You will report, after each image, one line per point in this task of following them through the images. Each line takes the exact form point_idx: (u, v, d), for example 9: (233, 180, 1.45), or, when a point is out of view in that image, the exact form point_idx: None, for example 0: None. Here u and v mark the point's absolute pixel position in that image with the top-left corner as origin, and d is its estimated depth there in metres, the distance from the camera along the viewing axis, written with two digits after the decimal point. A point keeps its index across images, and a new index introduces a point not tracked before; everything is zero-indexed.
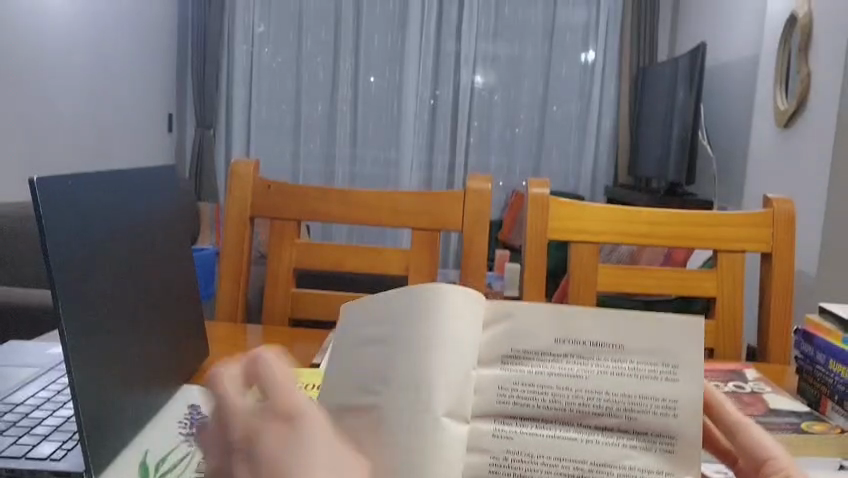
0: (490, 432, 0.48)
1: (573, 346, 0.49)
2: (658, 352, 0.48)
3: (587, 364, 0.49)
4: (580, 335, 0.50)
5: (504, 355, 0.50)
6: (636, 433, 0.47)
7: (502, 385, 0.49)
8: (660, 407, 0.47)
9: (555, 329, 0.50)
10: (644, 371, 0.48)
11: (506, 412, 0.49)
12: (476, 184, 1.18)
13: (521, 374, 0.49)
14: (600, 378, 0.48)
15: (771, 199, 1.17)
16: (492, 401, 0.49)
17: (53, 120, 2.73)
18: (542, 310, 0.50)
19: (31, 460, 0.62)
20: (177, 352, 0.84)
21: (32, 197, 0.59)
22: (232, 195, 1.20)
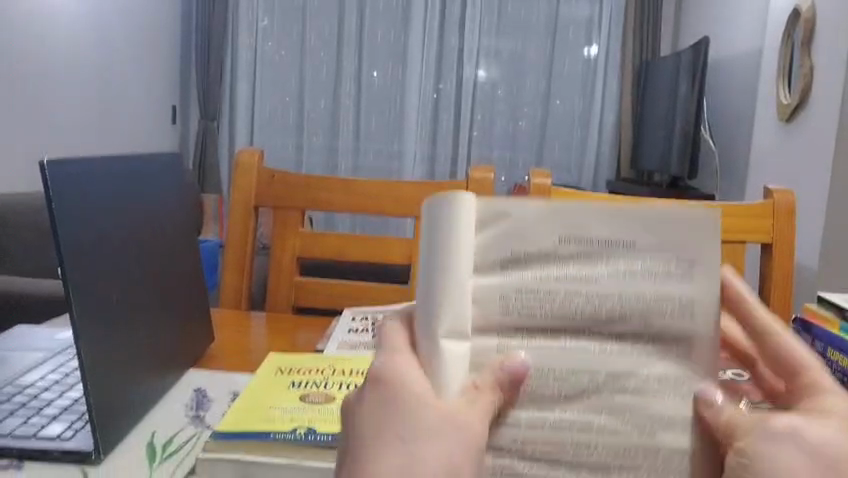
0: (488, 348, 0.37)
1: (583, 241, 0.36)
2: (684, 246, 0.36)
3: (600, 264, 0.36)
4: (590, 227, 0.36)
5: (501, 259, 0.36)
6: (660, 342, 0.36)
7: (503, 295, 0.36)
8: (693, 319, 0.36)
9: (559, 225, 0.36)
10: (667, 271, 0.36)
11: (506, 327, 0.37)
12: (479, 174, 1.19)
13: (519, 279, 0.36)
14: (620, 282, 0.36)
15: (771, 191, 1.18)
16: (484, 311, 0.36)
17: (57, 112, 2.74)
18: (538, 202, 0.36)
19: (41, 439, 0.63)
20: (182, 338, 0.85)
21: (43, 181, 0.60)
22: (236, 184, 1.21)
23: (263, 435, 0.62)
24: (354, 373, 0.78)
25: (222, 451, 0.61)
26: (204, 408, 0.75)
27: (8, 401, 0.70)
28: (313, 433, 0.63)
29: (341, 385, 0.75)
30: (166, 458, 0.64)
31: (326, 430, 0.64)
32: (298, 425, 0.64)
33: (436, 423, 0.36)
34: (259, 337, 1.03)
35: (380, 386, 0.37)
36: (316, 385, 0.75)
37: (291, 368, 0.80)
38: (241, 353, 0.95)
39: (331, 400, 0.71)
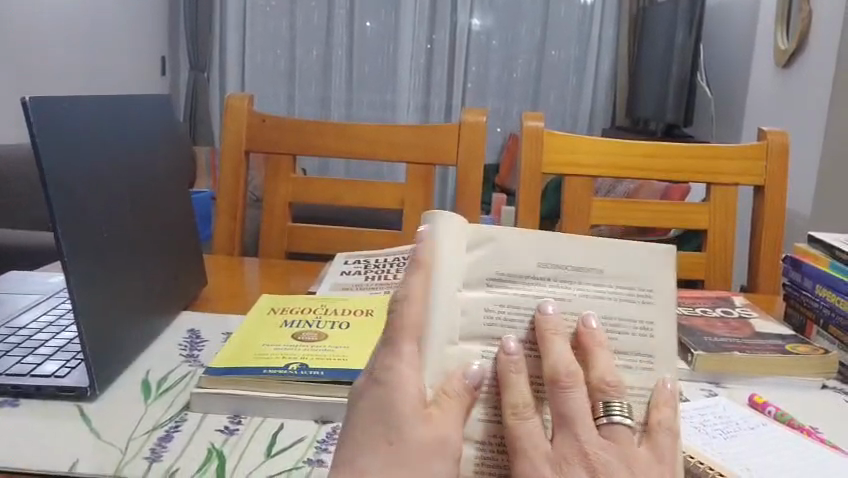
0: (476, 353, 0.46)
1: (556, 267, 0.48)
2: (641, 276, 0.49)
3: (571, 287, 0.48)
4: (564, 257, 0.48)
5: (487, 277, 0.47)
6: (621, 355, 0.48)
7: (485, 307, 0.46)
8: (638, 329, 0.48)
9: (538, 252, 0.48)
10: (627, 294, 0.49)
11: (490, 335, 0.47)
12: (471, 118, 1.18)
13: (503, 295, 0.47)
14: (584, 300, 0.48)
15: (765, 132, 1.17)
16: (476, 322, 0.46)
17: (43, 61, 2.69)
18: (518, 233, 0.48)
19: (36, 377, 0.64)
20: (175, 280, 0.85)
21: (26, 118, 0.59)
22: (226, 129, 1.20)
23: (257, 370, 0.63)
24: (347, 312, 0.79)
25: (218, 386, 0.62)
26: (198, 347, 0.76)
27: (3, 341, 0.71)
28: (306, 368, 0.63)
29: (334, 323, 0.75)
30: (162, 394, 0.64)
31: (318, 364, 0.64)
32: (291, 361, 0.65)
33: (431, 438, 0.43)
34: (252, 282, 1.03)
35: (385, 380, 0.44)
36: (308, 323, 0.75)
37: (283, 307, 0.81)
38: (235, 297, 0.96)
39: (324, 338, 0.71)
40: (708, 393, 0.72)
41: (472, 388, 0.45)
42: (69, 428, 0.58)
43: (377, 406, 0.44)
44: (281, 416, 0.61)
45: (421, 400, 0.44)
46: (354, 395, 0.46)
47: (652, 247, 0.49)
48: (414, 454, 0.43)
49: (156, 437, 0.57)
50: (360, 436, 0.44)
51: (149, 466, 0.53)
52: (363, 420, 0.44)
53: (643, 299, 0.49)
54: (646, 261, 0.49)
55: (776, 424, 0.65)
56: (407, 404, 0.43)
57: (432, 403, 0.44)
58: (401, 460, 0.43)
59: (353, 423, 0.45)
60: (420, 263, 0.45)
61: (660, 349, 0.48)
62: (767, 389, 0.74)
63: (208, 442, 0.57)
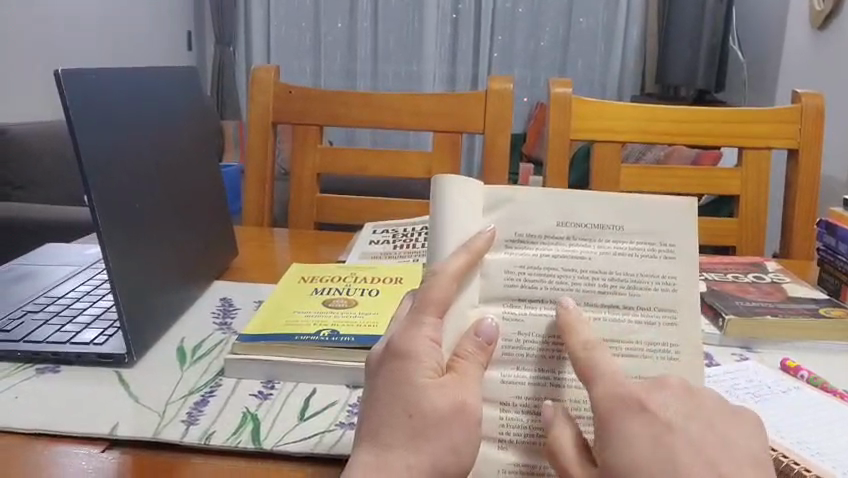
0: (499, 314, 0.47)
1: (576, 226, 0.48)
2: (662, 231, 0.49)
3: (591, 244, 0.48)
4: (582, 216, 0.49)
5: (506, 238, 0.48)
6: (643, 311, 0.48)
7: (506, 269, 0.48)
8: (660, 284, 0.48)
9: (557, 212, 0.48)
10: (649, 249, 0.49)
11: (512, 295, 0.48)
12: (498, 84, 1.17)
13: (523, 256, 0.48)
14: (605, 257, 0.48)
15: (799, 94, 1.15)
16: (498, 285, 0.47)
17: (70, 36, 2.71)
18: (538, 191, 0.48)
19: (76, 345, 0.66)
20: (206, 251, 0.86)
21: (59, 88, 0.60)
22: (253, 100, 1.21)
23: (290, 336, 0.64)
24: (375, 280, 0.79)
25: (251, 353, 0.63)
26: (231, 315, 0.77)
27: (42, 311, 0.73)
28: (337, 335, 0.64)
29: (363, 291, 0.76)
30: (196, 360, 0.66)
31: (349, 331, 0.65)
32: (322, 327, 0.66)
33: (451, 407, 0.42)
34: (282, 252, 1.05)
35: (404, 351, 0.43)
36: (337, 291, 0.76)
37: (313, 276, 0.81)
38: (265, 267, 0.97)
39: (354, 305, 0.72)
40: (739, 358, 0.71)
41: (485, 344, 0.45)
42: (110, 393, 0.60)
43: (398, 380, 0.43)
44: (312, 381, 0.62)
45: (440, 369, 0.44)
46: (372, 368, 0.45)
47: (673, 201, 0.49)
48: (435, 424, 0.42)
49: (192, 402, 0.59)
50: (380, 419, 0.43)
51: (186, 429, 0.55)
52: (383, 401, 0.43)
53: (664, 255, 0.49)
54: (669, 215, 0.49)
55: (808, 388, 0.64)
56: (425, 376, 0.43)
57: (451, 367, 0.44)
58: (424, 431, 0.42)
59: (373, 399, 0.44)
60: (470, 250, 0.46)
61: (682, 305, 0.48)
62: (799, 352, 0.73)
63: (243, 406, 0.58)
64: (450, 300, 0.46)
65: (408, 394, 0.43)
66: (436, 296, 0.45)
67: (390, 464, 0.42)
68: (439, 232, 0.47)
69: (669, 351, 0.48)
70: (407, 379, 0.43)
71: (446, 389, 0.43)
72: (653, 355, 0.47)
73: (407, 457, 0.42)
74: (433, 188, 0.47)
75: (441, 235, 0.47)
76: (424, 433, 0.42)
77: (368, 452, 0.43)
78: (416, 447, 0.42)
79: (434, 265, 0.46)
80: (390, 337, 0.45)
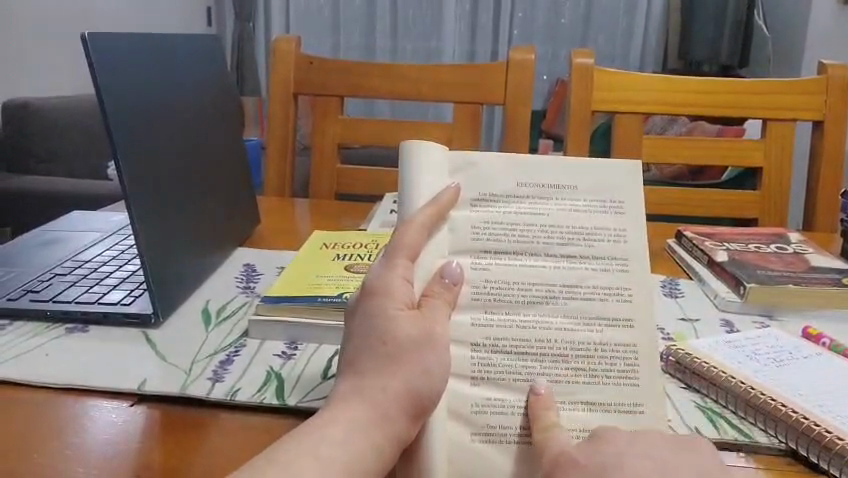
0: (467, 264, 0.49)
1: (534, 186, 0.51)
2: (611, 188, 0.51)
3: (549, 201, 0.51)
4: (540, 176, 0.51)
5: (471, 198, 0.50)
6: (599, 259, 0.50)
7: (473, 225, 0.49)
8: (611, 237, 0.50)
9: (517, 172, 0.51)
10: (600, 205, 0.51)
11: (479, 247, 0.49)
12: (518, 54, 1.16)
13: (488, 213, 0.50)
14: (562, 212, 0.50)
15: (826, 65, 1.13)
16: (465, 240, 0.49)
17: (89, 8, 2.71)
18: (499, 156, 0.51)
19: (103, 305, 0.67)
20: (230, 219, 0.88)
21: (86, 54, 0.61)
22: (275, 70, 1.21)
23: (311, 299, 0.65)
24: None
25: (275, 314, 0.64)
26: (254, 280, 0.78)
27: (70, 273, 0.74)
28: None
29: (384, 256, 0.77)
30: (221, 322, 0.67)
31: None
32: (343, 290, 0.67)
33: (419, 334, 0.43)
34: (303, 222, 1.06)
35: (377, 288, 0.45)
36: (359, 257, 0.77)
37: (334, 242, 0.82)
38: (285, 235, 0.99)
39: None
40: (760, 325, 0.71)
41: (452, 284, 0.47)
42: (135, 351, 0.61)
43: (371, 313, 0.44)
44: (335, 342, 0.63)
45: (411, 305, 0.45)
46: (348, 311, 0.46)
47: (621, 164, 0.52)
48: (407, 350, 0.43)
49: (218, 361, 0.60)
50: (357, 350, 0.44)
51: (212, 386, 0.56)
52: (359, 336, 0.44)
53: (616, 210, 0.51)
54: (616, 175, 0.52)
55: (831, 353, 0.63)
56: (397, 308, 0.44)
57: (420, 305, 0.45)
58: (398, 355, 0.43)
59: (349, 335, 0.45)
60: (436, 205, 0.48)
61: (633, 253, 0.50)
62: (820, 320, 0.73)
63: (267, 365, 0.59)
64: (421, 247, 0.47)
65: (380, 324, 0.44)
66: (408, 242, 0.47)
67: (366, 389, 0.42)
68: (410, 187, 0.49)
69: (624, 295, 0.49)
70: (381, 311, 0.44)
71: (418, 317, 0.44)
72: (606, 299, 0.49)
73: (383, 381, 0.42)
74: (403, 151, 0.49)
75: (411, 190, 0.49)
76: (401, 360, 0.43)
77: (344, 383, 0.43)
78: (391, 369, 0.43)
79: (403, 217, 0.48)
80: (364, 282, 0.46)
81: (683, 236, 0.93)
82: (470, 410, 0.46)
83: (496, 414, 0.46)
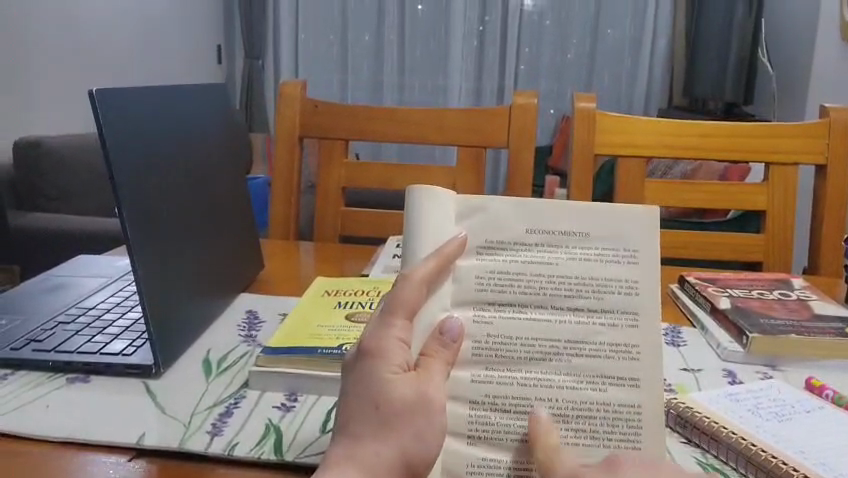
0: (469, 317, 0.48)
1: (544, 233, 0.50)
2: (626, 237, 0.50)
3: (558, 250, 0.50)
4: (551, 222, 0.50)
5: (478, 245, 0.49)
6: (606, 313, 0.49)
7: (478, 273, 0.49)
8: (623, 289, 0.49)
9: (526, 220, 0.50)
10: (613, 254, 0.50)
11: (482, 299, 0.49)
12: (521, 99, 1.17)
13: (494, 261, 0.49)
14: (571, 262, 0.49)
15: (827, 110, 1.13)
16: (470, 289, 0.49)
17: (102, 48, 2.77)
18: (509, 200, 0.50)
19: (104, 355, 0.67)
20: (234, 264, 0.88)
21: (93, 108, 0.62)
22: (280, 114, 1.23)
23: (311, 350, 0.65)
24: None
25: (275, 365, 0.64)
26: (256, 328, 0.78)
27: (73, 322, 0.74)
28: None
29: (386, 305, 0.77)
30: (222, 372, 0.67)
31: None
32: (344, 341, 0.67)
33: (414, 399, 0.43)
34: (306, 265, 1.06)
35: (374, 349, 0.44)
36: (361, 305, 0.77)
37: (337, 289, 0.82)
38: (288, 280, 0.99)
39: None
40: (764, 376, 0.71)
41: (451, 343, 0.46)
42: (135, 403, 0.61)
43: (366, 376, 0.44)
44: (335, 394, 0.63)
45: (408, 367, 0.45)
46: (347, 367, 0.46)
47: (637, 210, 0.50)
48: (402, 416, 0.43)
49: (217, 413, 0.60)
50: (351, 411, 0.44)
51: (211, 440, 0.56)
52: (354, 397, 0.44)
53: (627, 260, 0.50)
54: (632, 223, 0.50)
55: (836, 407, 0.63)
56: (393, 372, 0.44)
57: (418, 366, 0.45)
58: (392, 421, 0.43)
59: (347, 394, 0.45)
60: (440, 256, 0.47)
61: (644, 306, 0.49)
62: (825, 372, 0.72)
63: (265, 418, 0.59)
64: (420, 304, 0.46)
65: (376, 386, 0.43)
66: (406, 299, 0.46)
67: (359, 454, 0.42)
68: (413, 235, 0.48)
69: (631, 353, 0.48)
70: (376, 374, 0.44)
71: (414, 381, 0.44)
72: (612, 356, 0.48)
73: (377, 445, 0.43)
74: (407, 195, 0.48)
75: (414, 238, 0.48)
76: (394, 427, 0.43)
77: (340, 447, 0.43)
78: (384, 436, 0.43)
79: (407, 267, 0.47)
80: (362, 337, 0.46)
81: (686, 281, 0.93)
82: (466, 471, 0.47)
83: (490, 476, 0.47)
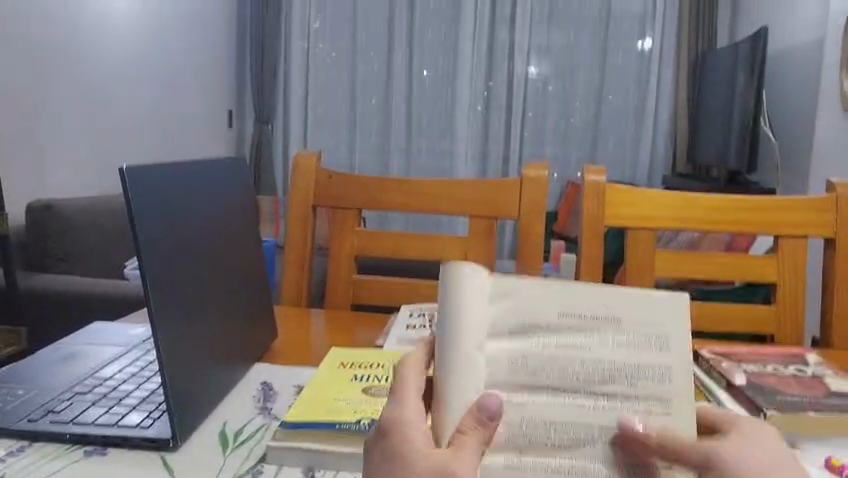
0: (503, 403, 0.46)
1: (576, 317, 0.48)
2: (655, 324, 0.49)
3: (591, 334, 0.48)
4: (582, 306, 0.48)
5: (510, 328, 0.47)
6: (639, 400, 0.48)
7: (511, 358, 0.47)
8: (657, 378, 0.48)
9: (557, 303, 0.48)
10: (644, 342, 0.49)
11: (515, 384, 0.47)
12: (532, 171, 1.20)
13: (527, 346, 0.47)
14: (604, 348, 0.48)
15: (834, 184, 1.15)
16: (500, 373, 0.47)
17: (117, 112, 2.84)
18: (541, 282, 0.48)
19: (122, 427, 0.67)
20: (249, 334, 0.89)
21: (123, 184, 0.64)
22: (295, 184, 1.25)
23: (329, 425, 0.65)
24: None
25: (293, 440, 0.64)
26: (271, 400, 0.78)
27: (90, 393, 0.74)
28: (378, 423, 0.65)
29: None
30: (238, 446, 0.67)
31: None
32: (361, 416, 0.67)
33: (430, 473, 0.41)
34: (319, 333, 1.07)
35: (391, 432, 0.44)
36: (376, 378, 0.77)
37: (352, 361, 0.83)
38: (300, 350, 0.99)
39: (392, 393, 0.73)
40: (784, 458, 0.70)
41: (487, 420, 0.43)
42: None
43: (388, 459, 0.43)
44: (352, 470, 0.63)
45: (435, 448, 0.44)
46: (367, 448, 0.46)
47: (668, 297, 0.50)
48: None
49: None
50: None
51: None
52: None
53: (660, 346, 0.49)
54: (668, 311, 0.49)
55: None
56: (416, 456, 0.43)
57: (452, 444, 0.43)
58: None
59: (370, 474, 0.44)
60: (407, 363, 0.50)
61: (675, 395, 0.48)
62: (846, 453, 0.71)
63: None
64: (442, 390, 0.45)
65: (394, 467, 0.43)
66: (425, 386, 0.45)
67: None
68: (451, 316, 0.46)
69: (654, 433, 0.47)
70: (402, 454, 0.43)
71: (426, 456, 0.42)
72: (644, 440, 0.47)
73: None
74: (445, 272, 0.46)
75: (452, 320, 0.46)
76: None
77: None
78: None
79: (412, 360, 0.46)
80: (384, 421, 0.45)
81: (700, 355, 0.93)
82: None
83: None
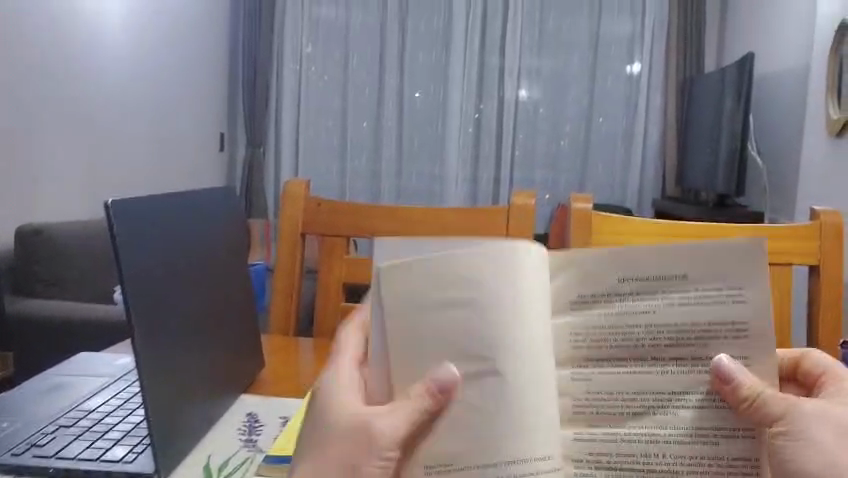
0: (566, 378, 0.47)
1: (637, 281, 0.46)
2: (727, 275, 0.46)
3: (655, 297, 0.46)
4: (643, 269, 0.46)
5: (570, 300, 0.47)
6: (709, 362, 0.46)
7: (572, 333, 0.47)
8: (731, 332, 0.46)
9: (616, 269, 0.47)
10: (716, 295, 0.46)
11: (579, 356, 0.47)
12: (520, 199, 1.21)
13: (590, 317, 0.47)
14: (671, 309, 0.46)
15: (818, 212, 1.16)
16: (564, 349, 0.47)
17: (108, 137, 2.85)
18: (596, 252, 0.47)
19: (105, 462, 0.67)
20: (235, 365, 0.88)
21: (108, 218, 0.64)
22: (284, 212, 1.25)
23: None
24: None
25: None
26: (256, 432, 0.78)
27: (74, 426, 0.74)
28: None
29: None
30: None
31: None
32: None
33: None
34: (307, 362, 1.06)
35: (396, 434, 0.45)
36: None
37: None
38: (287, 379, 0.98)
39: None
40: None
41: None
42: None
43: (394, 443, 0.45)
44: None
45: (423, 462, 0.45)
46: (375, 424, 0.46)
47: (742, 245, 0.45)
48: None
49: None
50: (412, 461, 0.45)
51: None
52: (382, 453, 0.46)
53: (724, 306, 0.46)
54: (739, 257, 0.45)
55: None
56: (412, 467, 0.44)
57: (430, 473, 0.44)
58: None
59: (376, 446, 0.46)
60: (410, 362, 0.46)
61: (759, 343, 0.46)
62: None
63: None
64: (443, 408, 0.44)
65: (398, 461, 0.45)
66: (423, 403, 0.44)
67: None
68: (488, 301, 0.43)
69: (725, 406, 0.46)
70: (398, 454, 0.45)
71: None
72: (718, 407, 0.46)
73: None
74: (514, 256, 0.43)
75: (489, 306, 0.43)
76: None
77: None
78: None
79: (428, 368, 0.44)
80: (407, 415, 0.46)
81: None
82: None
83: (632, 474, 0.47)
